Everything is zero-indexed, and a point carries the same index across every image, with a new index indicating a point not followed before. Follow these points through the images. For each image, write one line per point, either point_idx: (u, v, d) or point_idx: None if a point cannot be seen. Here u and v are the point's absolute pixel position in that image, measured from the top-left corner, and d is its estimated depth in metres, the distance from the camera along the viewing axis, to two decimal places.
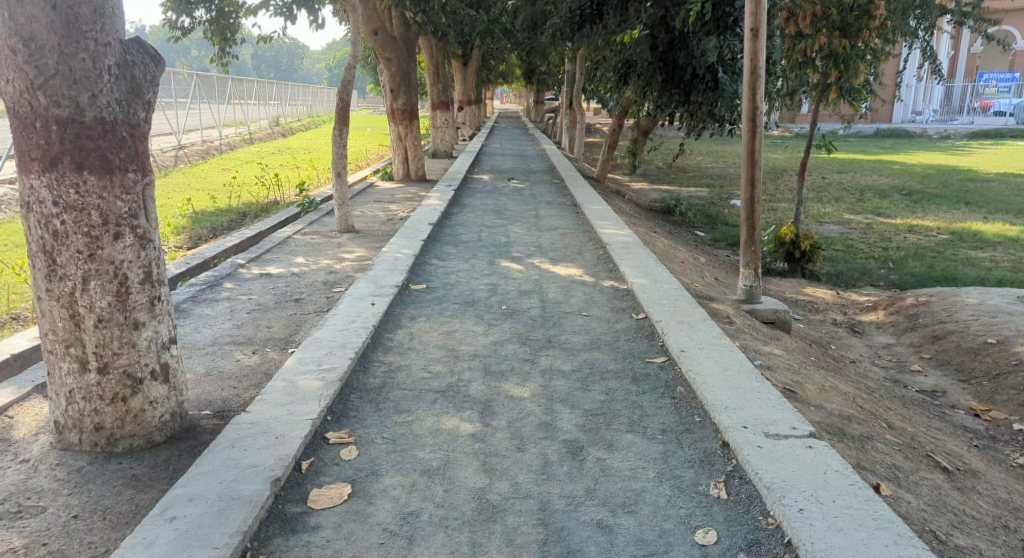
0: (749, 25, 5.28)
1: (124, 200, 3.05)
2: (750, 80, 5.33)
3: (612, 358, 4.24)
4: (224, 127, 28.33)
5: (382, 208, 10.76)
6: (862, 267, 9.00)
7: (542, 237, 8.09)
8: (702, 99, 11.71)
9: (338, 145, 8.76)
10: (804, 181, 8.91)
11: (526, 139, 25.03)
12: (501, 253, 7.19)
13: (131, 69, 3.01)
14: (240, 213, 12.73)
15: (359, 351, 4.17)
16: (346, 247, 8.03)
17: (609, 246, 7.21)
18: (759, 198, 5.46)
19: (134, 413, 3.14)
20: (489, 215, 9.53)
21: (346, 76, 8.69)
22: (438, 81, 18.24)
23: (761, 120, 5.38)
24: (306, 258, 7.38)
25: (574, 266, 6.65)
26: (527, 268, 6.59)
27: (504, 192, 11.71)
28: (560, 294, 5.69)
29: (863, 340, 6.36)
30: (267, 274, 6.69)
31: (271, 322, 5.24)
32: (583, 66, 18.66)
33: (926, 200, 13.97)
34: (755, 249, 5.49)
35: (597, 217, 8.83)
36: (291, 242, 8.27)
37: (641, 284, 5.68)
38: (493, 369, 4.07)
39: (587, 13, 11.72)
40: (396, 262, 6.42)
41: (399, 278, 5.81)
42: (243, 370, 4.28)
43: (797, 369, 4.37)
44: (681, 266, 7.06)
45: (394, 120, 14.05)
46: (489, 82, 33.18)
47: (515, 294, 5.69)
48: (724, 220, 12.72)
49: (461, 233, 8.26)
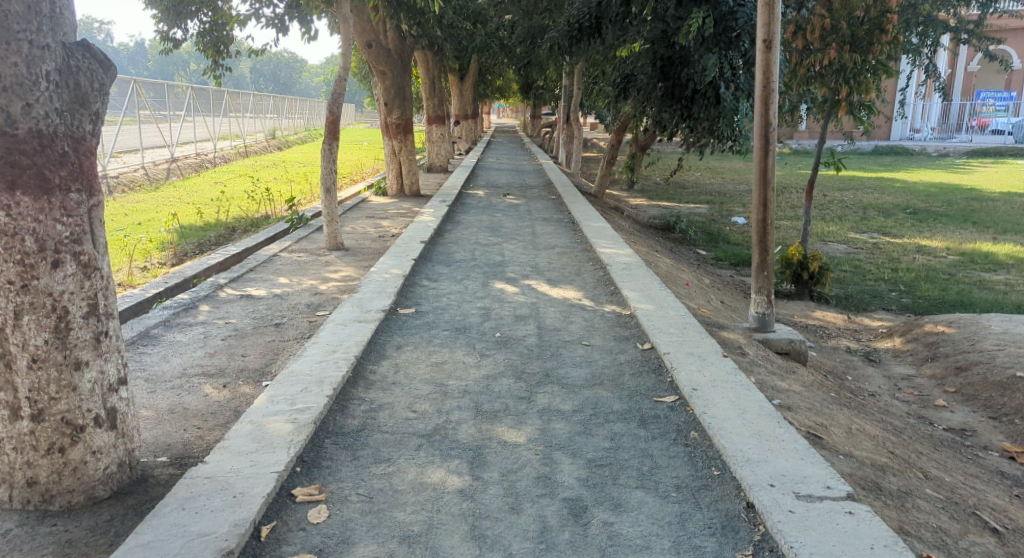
0: (761, 36, 4.95)
1: (65, 223, 2.67)
2: (761, 94, 4.99)
3: (615, 395, 3.86)
4: (218, 139, 28.02)
5: (374, 224, 10.40)
6: (872, 290, 8.67)
7: (540, 256, 7.73)
8: (702, 115, 11.35)
9: (327, 160, 8.41)
10: (811, 200, 8.58)
11: (523, 153, 24.78)
12: (496, 274, 6.82)
13: (75, 75, 2.65)
14: (228, 228, 12.36)
15: (337, 387, 3.78)
16: (333, 266, 7.64)
17: (610, 267, 6.85)
18: (772, 219, 5.11)
19: (72, 466, 2.74)
20: (484, 233, 9.16)
21: (336, 88, 8.35)
22: (434, 95, 17.94)
23: (774, 136, 5.03)
24: (290, 278, 7.00)
25: (573, 289, 6.28)
26: (523, 291, 6.22)
27: (500, 208, 11.36)
28: (558, 320, 5.31)
29: (881, 370, 6.01)
30: (247, 295, 6.31)
31: (246, 350, 4.85)
32: (581, 81, 18.39)
33: (932, 219, 13.68)
34: (768, 274, 5.14)
35: (597, 235, 8.47)
36: (276, 261, 7.89)
37: (645, 310, 5.31)
38: (485, 408, 3.69)
39: (586, 26, 11.42)
40: (385, 284, 6.05)
41: (386, 302, 5.43)
42: (210, 406, 3.89)
43: (818, 408, 4.00)
44: (685, 289, 6.70)
45: (388, 134, 13.72)
46: (487, 96, 33.00)
47: (510, 320, 5.31)
48: (726, 237, 12.41)
49: (454, 252, 7.90)
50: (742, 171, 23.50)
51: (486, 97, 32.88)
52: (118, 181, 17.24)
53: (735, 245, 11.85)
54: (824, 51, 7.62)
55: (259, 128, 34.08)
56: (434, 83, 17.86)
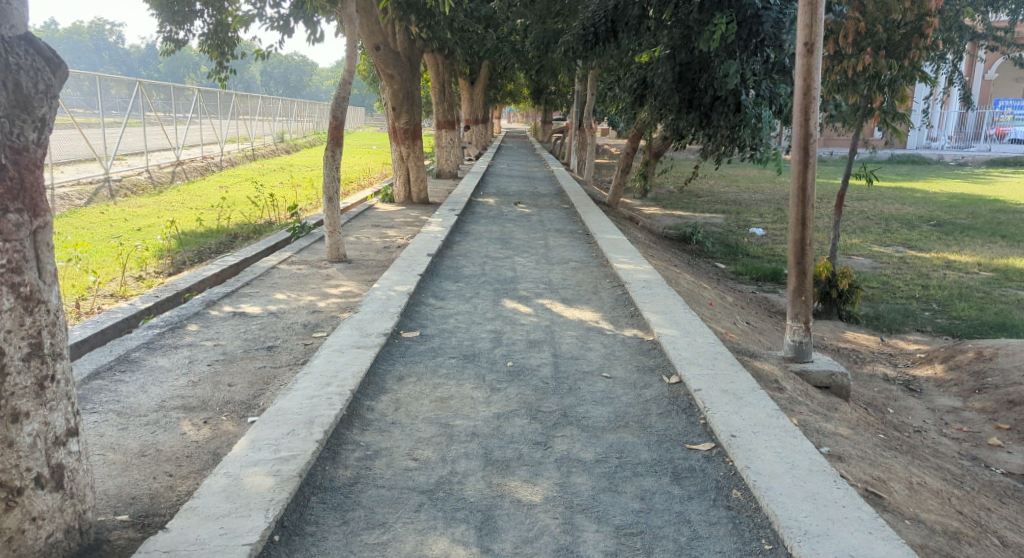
0: (802, 39, 4.51)
1: (1, 248, 2.24)
2: (802, 103, 4.56)
3: (642, 441, 3.41)
4: (226, 142, 27.71)
5: (379, 234, 9.99)
6: (903, 309, 8.20)
7: (553, 271, 7.30)
8: (722, 122, 10.88)
9: (329, 167, 8.00)
10: (841, 213, 8.11)
11: (534, 159, 24.34)
12: (507, 291, 6.38)
13: (14, 74, 2.24)
14: (230, 236, 11.99)
15: (328, 429, 3.34)
16: (334, 280, 7.23)
17: (628, 285, 6.40)
18: (810, 239, 4.66)
19: (7, 536, 2.28)
20: (494, 245, 8.73)
21: (340, 92, 7.95)
22: (444, 100, 17.50)
23: (814, 149, 4.58)
24: (288, 294, 6.58)
25: (590, 310, 5.83)
26: (536, 311, 5.78)
27: (511, 218, 10.94)
28: (575, 347, 4.86)
29: (924, 401, 5.52)
30: (241, 313, 5.89)
31: (234, 378, 4.42)
32: (594, 86, 17.96)
33: (959, 232, 13.17)
34: (806, 299, 4.68)
35: (613, 249, 8.02)
36: (275, 274, 7.48)
37: (670, 337, 4.85)
38: (495, 455, 3.25)
39: (602, 30, 10.95)
40: (387, 303, 5.62)
41: (387, 325, 5.00)
42: (186, 447, 3.46)
43: (871, 456, 3.55)
44: (710, 310, 6.24)
45: (395, 140, 13.33)
46: (497, 101, 32.62)
47: (523, 346, 4.87)
48: (745, 250, 11.93)
49: (463, 266, 7.48)
50: (758, 180, 23.01)
51: (496, 102, 32.51)
52: (120, 184, 16.90)
53: (754, 259, 11.36)
54: (858, 57, 7.14)
55: (268, 131, 33.77)
56: (444, 87, 17.45)
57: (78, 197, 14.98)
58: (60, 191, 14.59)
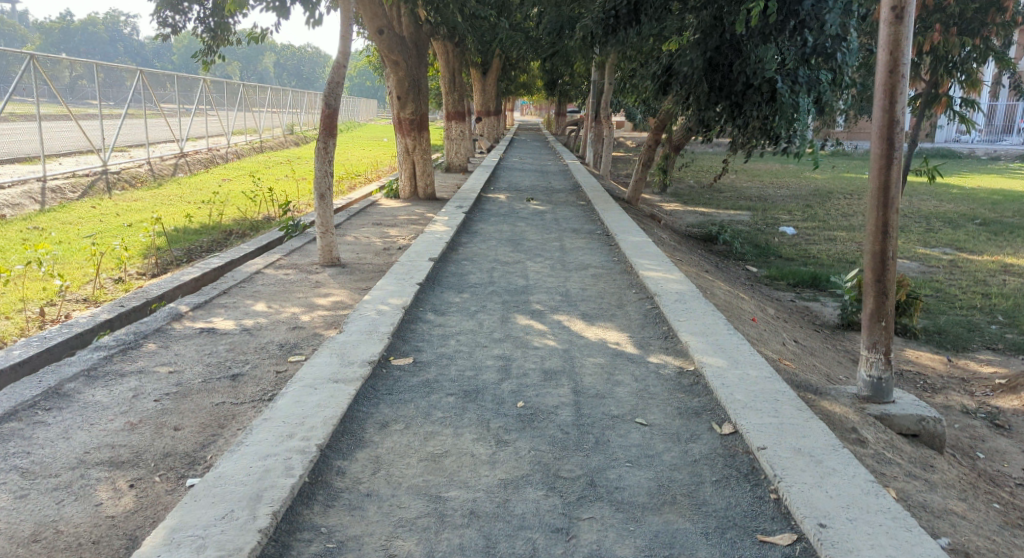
0: (888, 3, 3.62)
1: None
2: (887, 82, 3.65)
3: (697, 529, 2.56)
4: (233, 134, 26.88)
5: (381, 234, 9.17)
6: (966, 321, 7.27)
7: (571, 279, 6.45)
8: (755, 112, 9.95)
9: (319, 160, 7.18)
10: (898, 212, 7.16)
11: (548, 153, 23.46)
12: (518, 305, 5.53)
13: None
14: (225, 235, 11.24)
15: (279, 512, 2.50)
16: (323, 289, 6.40)
17: (658, 298, 5.54)
18: (894, 251, 3.74)
19: None
20: (505, 247, 7.88)
21: (333, 76, 7.11)
22: (454, 90, 16.62)
23: (900, 139, 3.67)
24: (269, 306, 5.76)
25: (616, 330, 4.96)
26: (553, 330, 4.92)
27: (524, 216, 10.08)
28: (600, 381, 4.00)
29: (1016, 442, 4.61)
30: (210, 330, 5.06)
31: (183, 418, 3.59)
32: (612, 75, 17.04)
33: (1008, 232, 12.19)
34: (887, 325, 3.75)
35: (638, 254, 7.15)
36: (258, 281, 6.66)
37: (716, 369, 3.98)
38: (500, 551, 2.40)
39: (623, 12, 10.04)
40: (377, 322, 4.79)
41: (374, 351, 4.16)
42: (96, 528, 2.63)
43: (1003, 549, 2.67)
44: (754, 327, 5.36)
45: (400, 131, 12.46)
46: (510, 92, 31.72)
47: (537, 379, 4.01)
48: (776, 251, 11.01)
49: (469, 273, 6.64)
50: (782, 175, 22.03)
51: (510, 93, 31.62)
52: (118, 176, 16.15)
53: (789, 262, 10.45)
54: (925, 34, 6.27)
55: (278, 123, 32.99)
56: (454, 76, 16.56)
57: (70, 190, 14.18)
58: (52, 184, 13.80)
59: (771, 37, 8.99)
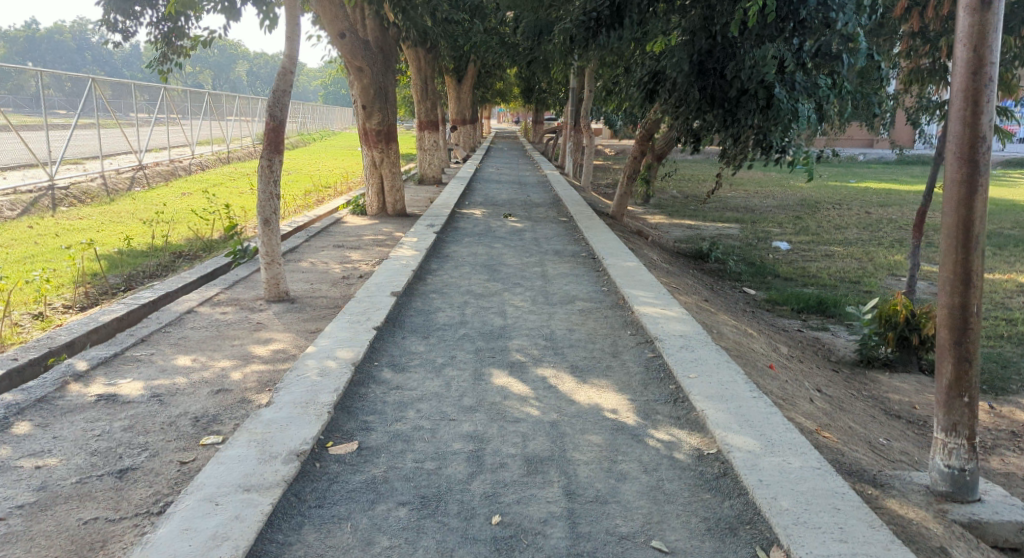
0: None
1: None
2: (969, 87, 2.80)
3: None
4: (198, 145, 25.60)
5: (341, 259, 8.20)
6: (999, 354, 6.50)
7: (555, 317, 5.55)
8: (751, 122, 8.99)
9: (263, 180, 6.21)
10: (923, 228, 6.25)
11: (526, 162, 22.58)
12: (493, 355, 4.61)
13: None
14: (173, 258, 10.23)
15: None
16: (263, 332, 5.43)
17: (660, 346, 4.66)
18: (978, 305, 2.88)
19: None
20: (479, 275, 6.97)
21: (279, 84, 6.16)
22: (426, 97, 15.62)
23: (986, 161, 2.81)
24: (195, 359, 4.79)
25: (613, 391, 4.06)
26: (535, 393, 4.00)
27: (501, 235, 9.18)
28: (598, 474, 3.09)
29: None
30: (112, 398, 4.08)
31: (29, 551, 2.61)
32: (592, 81, 16.22)
33: (1013, 246, 11.55)
34: (970, 402, 2.89)
35: (630, 284, 6.27)
36: (189, 322, 5.67)
37: (747, 458, 3.07)
38: None
39: (606, 14, 9.17)
40: (315, 390, 3.83)
41: (305, 438, 3.21)
42: None
43: None
44: (774, 381, 4.49)
45: (366, 143, 11.50)
46: (486, 100, 30.86)
47: (518, 473, 3.08)
48: (772, 270, 10.23)
49: (437, 310, 5.70)
50: (765, 184, 21.41)
51: (486, 100, 30.75)
52: (66, 191, 14.91)
53: (788, 283, 9.68)
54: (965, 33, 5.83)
55: (247, 132, 31.70)
56: (426, 83, 15.57)
57: (9, 208, 12.96)
58: None
59: (768, 39, 8.24)
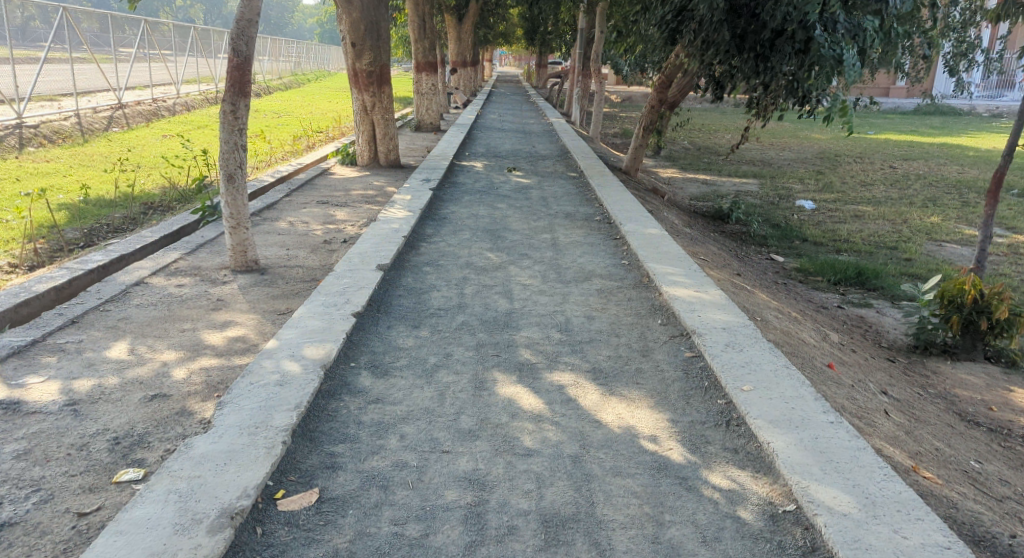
0: None
1: None
2: None
3: None
4: (184, 83, 24.16)
5: (325, 219, 7.30)
6: None
7: (570, 300, 4.70)
8: (785, 68, 7.95)
9: (226, 128, 5.25)
10: (1001, 192, 5.32)
11: (529, 109, 21.41)
12: (498, 354, 3.77)
13: None
14: (143, 210, 9.28)
15: None
16: (223, 313, 4.57)
17: (701, 343, 3.81)
18: None
19: None
20: (480, 242, 6.09)
21: (244, 13, 5.14)
22: (424, 37, 14.40)
23: None
24: (133, 349, 3.93)
25: (649, 408, 3.23)
26: (552, 411, 3.17)
27: (504, 193, 8.28)
28: (640, 551, 2.28)
29: None
30: (15, 407, 3.23)
31: None
32: (603, 21, 14.99)
33: None
34: None
35: (655, 258, 5.41)
36: (137, 297, 4.81)
37: (846, 528, 2.27)
38: None
39: None
40: (268, 406, 2.98)
41: (247, 491, 2.39)
42: None
43: None
44: (840, 387, 3.66)
45: (355, 85, 10.42)
46: (487, 41, 29.31)
47: (532, 545, 2.28)
48: (800, 233, 9.33)
49: (430, 289, 4.84)
50: (781, 136, 20.32)
51: (486, 42, 29.25)
52: (36, 130, 13.76)
53: (818, 248, 8.82)
54: None
55: None
56: (425, 21, 14.33)
57: None
58: None
59: None
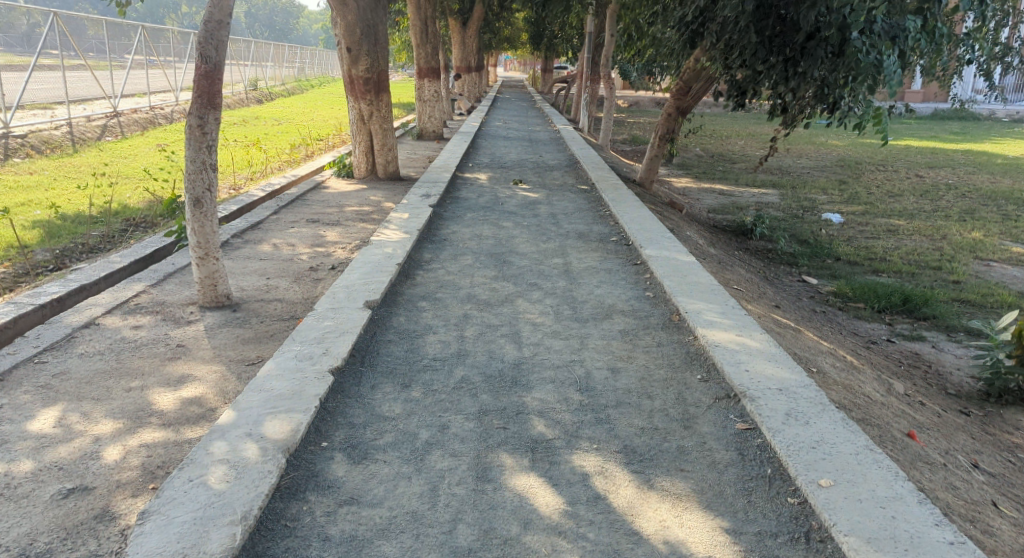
0: None
1: None
2: None
3: None
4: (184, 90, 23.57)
5: (314, 240, 6.60)
6: None
7: (591, 345, 3.98)
8: (815, 73, 7.20)
9: (192, 145, 4.55)
10: None
11: (536, 116, 20.71)
12: (505, 426, 3.05)
13: None
14: (124, 227, 8.61)
15: None
16: (182, 363, 3.88)
17: (756, 412, 3.07)
18: None
19: None
20: (484, 270, 5.37)
21: (213, 13, 4.46)
22: (426, 41, 13.74)
23: None
24: (63, 418, 3.23)
25: (701, 510, 2.51)
26: (577, 517, 2.46)
27: (509, 209, 7.58)
28: None
29: None
30: None
31: None
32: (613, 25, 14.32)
33: None
34: None
35: (686, 291, 4.67)
36: (84, 342, 4.12)
37: None
38: None
39: None
40: (204, 518, 2.27)
41: None
42: None
43: None
44: (934, 471, 2.92)
45: (352, 93, 9.75)
46: (493, 46, 28.67)
47: None
48: (831, 250, 8.59)
49: (425, 332, 4.13)
50: (797, 142, 19.58)
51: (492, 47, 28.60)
52: (24, 139, 13.13)
53: (852, 267, 8.08)
54: None
55: None
56: (428, 25, 13.68)
57: None
58: None
59: None
